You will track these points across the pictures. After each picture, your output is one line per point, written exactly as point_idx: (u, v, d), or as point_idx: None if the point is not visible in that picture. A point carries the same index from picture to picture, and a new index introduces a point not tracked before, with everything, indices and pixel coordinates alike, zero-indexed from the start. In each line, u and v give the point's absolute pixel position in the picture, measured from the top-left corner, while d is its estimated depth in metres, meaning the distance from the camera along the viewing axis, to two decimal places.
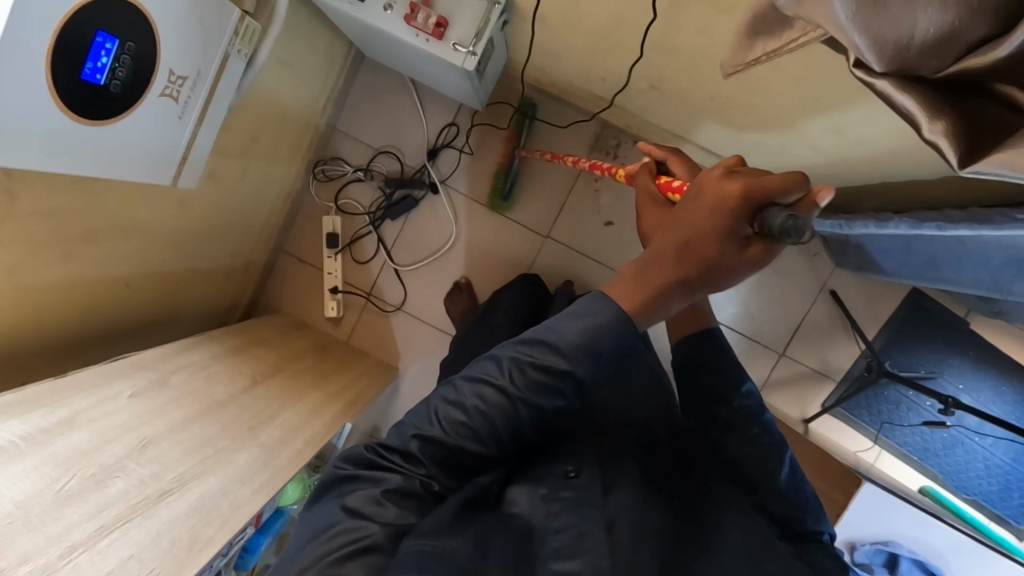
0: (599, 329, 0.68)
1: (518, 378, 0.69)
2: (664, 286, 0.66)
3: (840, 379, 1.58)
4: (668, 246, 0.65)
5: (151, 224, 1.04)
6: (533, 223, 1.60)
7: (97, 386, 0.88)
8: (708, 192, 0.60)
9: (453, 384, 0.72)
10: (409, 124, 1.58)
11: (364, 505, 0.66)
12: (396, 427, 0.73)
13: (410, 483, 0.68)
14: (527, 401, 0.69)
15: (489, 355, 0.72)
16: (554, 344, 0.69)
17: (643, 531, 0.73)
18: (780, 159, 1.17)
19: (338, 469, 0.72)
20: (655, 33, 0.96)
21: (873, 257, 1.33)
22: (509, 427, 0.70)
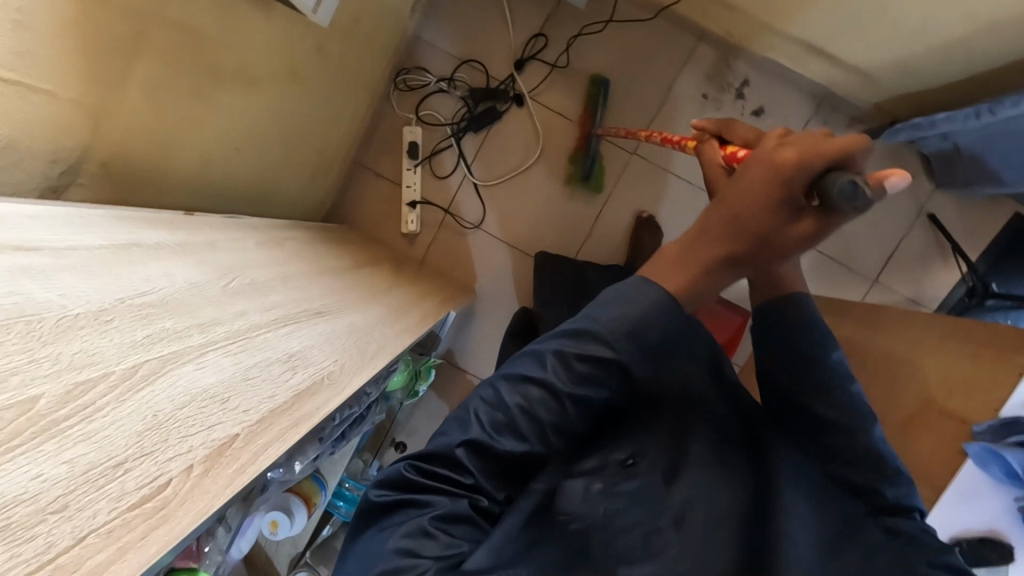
0: (641, 316, 0.68)
1: (562, 371, 0.67)
2: (711, 263, 0.68)
3: (935, 308, 1.52)
4: (718, 220, 0.66)
5: (266, 84, 1.00)
6: (619, 139, 1.55)
7: (225, 228, 0.85)
8: (764, 162, 0.62)
9: (493, 386, 0.68)
10: (495, 33, 1.53)
11: (414, 539, 0.60)
12: (433, 438, 0.68)
13: (459, 502, 0.64)
14: (573, 394, 0.67)
15: (529, 351, 0.71)
16: (598, 334, 0.68)
17: (716, 515, 0.66)
18: (910, 43, 1.11)
19: (377, 497, 0.65)
20: None
21: (992, 165, 1.27)
22: (556, 422, 0.67)
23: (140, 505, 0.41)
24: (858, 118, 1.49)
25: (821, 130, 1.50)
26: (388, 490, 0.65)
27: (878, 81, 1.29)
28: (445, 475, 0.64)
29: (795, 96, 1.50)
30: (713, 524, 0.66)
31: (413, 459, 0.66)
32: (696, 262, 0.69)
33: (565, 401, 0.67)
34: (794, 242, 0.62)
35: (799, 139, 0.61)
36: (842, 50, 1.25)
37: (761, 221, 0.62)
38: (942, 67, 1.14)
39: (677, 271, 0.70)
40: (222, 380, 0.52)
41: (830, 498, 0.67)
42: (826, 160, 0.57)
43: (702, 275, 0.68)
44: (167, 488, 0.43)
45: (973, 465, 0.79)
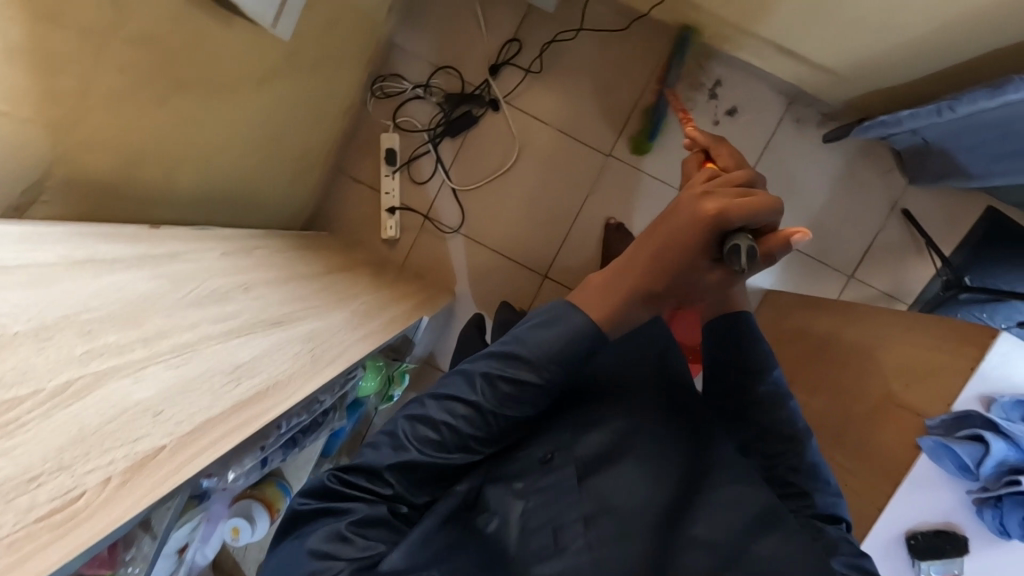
0: (560, 337, 0.74)
1: (489, 387, 0.73)
2: (629, 292, 0.76)
3: (911, 302, 1.53)
4: (650, 257, 0.75)
5: (235, 96, 1.01)
6: (594, 142, 1.56)
7: (191, 240, 0.86)
8: (687, 211, 0.73)
9: (422, 403, 0.74)
10: (470, 39, 1.54)
11: (331, 543, 0.61)
12: (361, 450, 0.71)
13: (380, 508, 0.67)
14: (497, 413, 0.73)
15: (460, 370, 0.76)
16: (524, 358, 0.73)
17: (626, 514, 0.69)
18: (874, 41, 1.12)
19: (299, 506, 0.67)
20: None
21: (960, 159, 1.28)
22: (479, 436, 0.73)
23: (48, 516, 0.42)
24: (830, 115, 1.50)
25: (794, 127, 1.52)
26: (310, 499, 0.67)
27: (846, 78, 1.30)
28: (368, 485, 0.67)
29: (768, 94, 1.51)
30: (626, 520, 0.69)
31: (336, 468, 0.69)
32: (619, 291, 0.76)
33: (491, 416, 0.73)
34: (701, 283, 0.75)
35: (719, 193, 0.72)
36: (810, 50, 1.26)
37: (676, 262, 0.74)
38: (906, 65, 1.15)
39: (601, 301, 0.76)
40: (159, 391, 0.53)
41: (736, 482, 0.72)
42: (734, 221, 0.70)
43: (626, 301, 0.76)
44: (80, 500, 0.44)
45: (927, 457, 0.79)
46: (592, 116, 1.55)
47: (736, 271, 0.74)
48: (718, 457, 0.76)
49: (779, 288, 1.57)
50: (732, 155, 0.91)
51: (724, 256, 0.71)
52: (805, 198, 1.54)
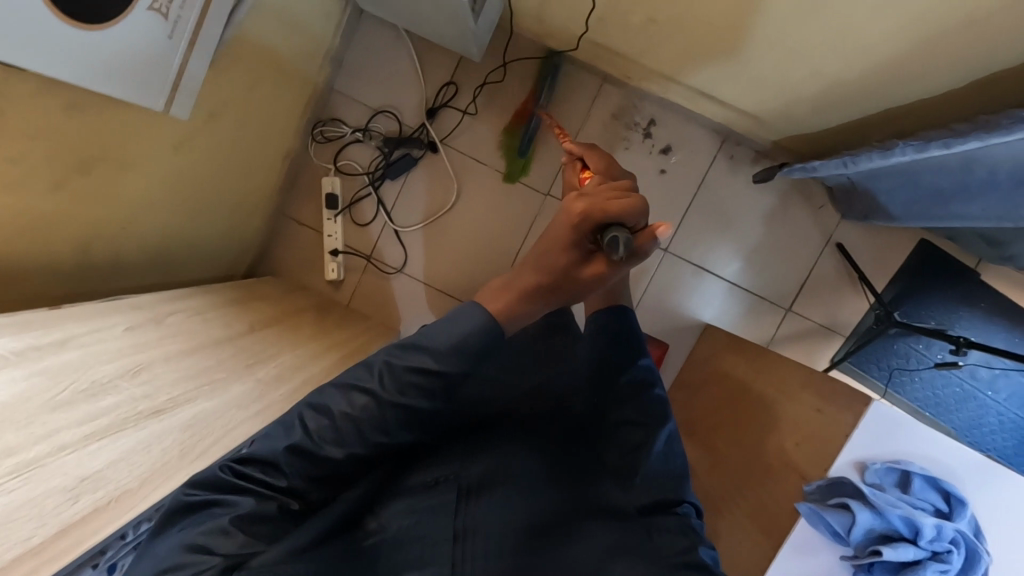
0: (454, 329, 0.74)
1: (387, 379, 0.72)
2: (523, 293, 0.77)
3: (848, 334, 1.56)
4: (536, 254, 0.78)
5: (150, 164, 1.04)
6: (532, 181, 1.58)
7: (93, 318, 0.88)
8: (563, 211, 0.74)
9: (323, 392, 0.73)
10: (407, 83, 1.56)
11: (207, 536, 0.61)
12: (255, 441, 0.71)
13: (268, 503, 0.67)
14: (393, 402, 0.72)
15: (362, 362, 0.76)
16: (428, 349, 0.73)
17: (499, 528, 0.71)
18: (782, 93, 1.14)
19: (185, 497, 0.66)
20: None
21: (880, 200, 1.29)
22: (374, 430, 0.72)
23: None
24: (762, 153, 1.52)
25: (727, 164, 1.54)
26: (197, 490, 0.66)
27: (767, 123, 1.32)
28: (260, 477, 0.68)
29: (701, 132, 1.54)
30: (497, 535, 0.70)
31: (230, 460, 0.68)
32: (512, 289, 0.78)
33: (387, 409, 0.72)
34: (585, 281, 0.76)
35: (593, 194, 0.73)
36: (729, 96, 1.28)
37: (561, 262, 0.75)
38: (816, 115, 1.17)
39: (498, 295, 0.78)
40: None
41: (603, 515, 0.74)
42: (604, 216, 0.70)
43: (518, 300, 0.77)
44: None
45: (806, 523, 0.83)
46: (528, 157, 1.57)
47: (619, 263, 0.73)
48: (601, 498, 0.77)
49: (719, 322, 1.59)
50: (600, 160, 0.89)
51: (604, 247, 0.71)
52: (741, 233, 1.56)
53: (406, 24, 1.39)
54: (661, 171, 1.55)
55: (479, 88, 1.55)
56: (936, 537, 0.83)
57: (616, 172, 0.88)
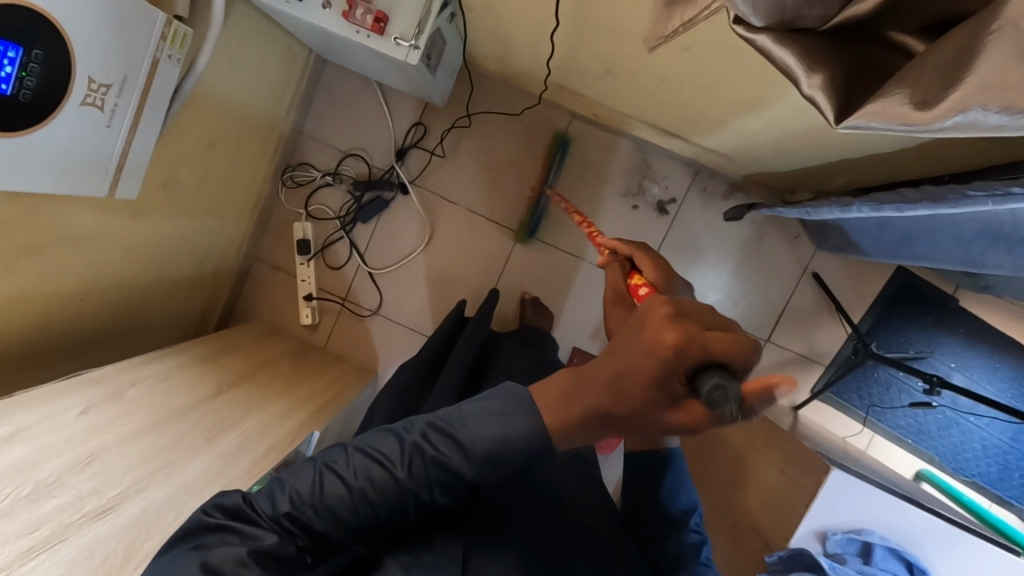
0: (490, 414, 0.66)
1: (414, 465, 0.65)
2: (586, 415, 0.59)
3: (827, 363, 1.54)
4: (601, 374, 0.57)
5: (104, 235, 1.03)
6: (505, 219, 1.57)
7: (46, 403, 0.87)
8: (646, 332, 0.53)
9: (352, 454, 0.68)
10: (375, 125, 1.56)
11: (226, 565, 0.61)
12: (280, 478, 0.69)
13: (284, 546, 0.65)
14: (416, 488, 0.66)
15: (398, 427, 0.69)
16: (461, 441, 0.65)
17: None
18: (744, 138, 1.13)
19: (207, 517, 0.65)
20: (585, 24, 0.93)
21: (850, 237, 1.28)
22: (391, 511, 0.66)
23: None
24: (735, 185, 1.51)
25: (700, 198, 1.53)
26: (221, 513, 0.65)
27: (734, 160, 1.31)
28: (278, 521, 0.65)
29: (672, 166, 1.53)
30: None
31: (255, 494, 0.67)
32: (576, 406, 0.60)
33: (408, 495, 0.66)
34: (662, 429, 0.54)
35: (691, 317, 0.52)
36: (694, 136, 1.26)
37: (636, 397, 0.53)
38: (780, 158, 1.16)
39: (556, 407, 0.62)
40: None
41: None
42: (707, 355, 0.50)
43: (580, 422, 0.60)
44: None
45: None
46: (502, 195, 1.57)
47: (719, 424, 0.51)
48: None
49: None
50: (656, 267, 0.79)
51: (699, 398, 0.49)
52: (716, 266, 1.54)
53: (369, 73, 1.38)
54: (633, 206, 1.54)
55: (448, 129, 1.54)
56: None
57: (675, 284, 0.77)
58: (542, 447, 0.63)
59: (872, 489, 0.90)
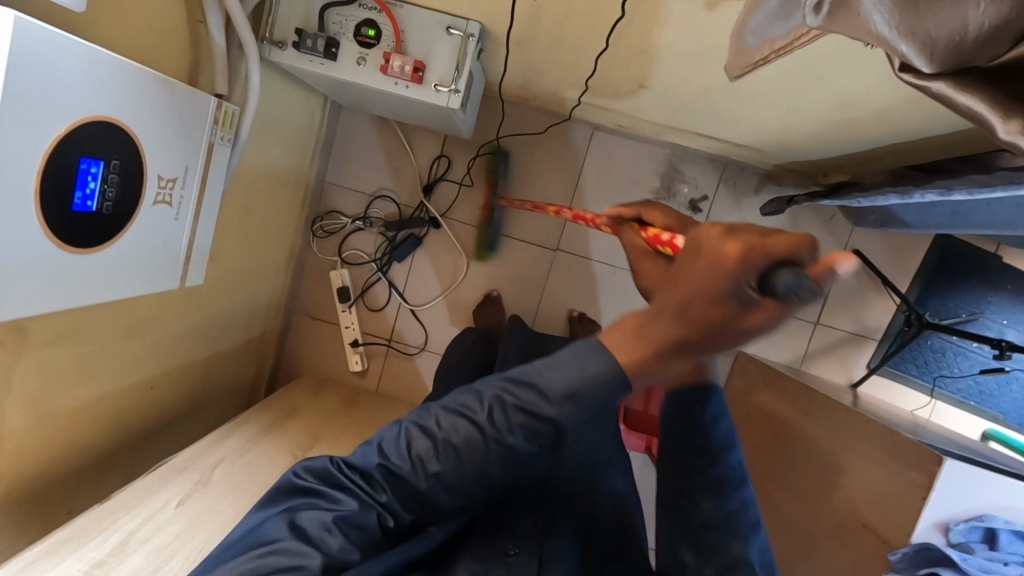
0: (565, 365, 0.60)
1: (495, 415, 0.61)
2: (656, 350, 0.55)
3: (880, 338, 1.55)
4: (663, 304, 0.53)
5: (166, 321, 1.02)
6: (540, 238, 1.57)
7: (143, 500, 0.87)
8: (703, 247, 0.49)
9: (430, 410, 0.65)
10: (398, 164, 1.56)
11: (311, 534, 0.60)
12: (369, 438, 0.67)
13: (367, 512, 0.63)
14: (498, 441, 0.61)
15: (470, 384, 0.66)
16: (542, 388, 0.61)
17: None
18: (781, 135, 1.13)
19: (297, 479, 0.64)
20: (619, 56, 0.94)
21: (895, 213, 1.28)
22: (476, 466, 0.61)
23: None
24: (765, 176, 1.51)
25: (731, 192, 1.53)
26: (308, 476, 0.64)
27: (767, 152, 1.31)
28: (365, 480, 0.64)
29: (698, 165, 1.52)
30: None
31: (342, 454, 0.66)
32: (646, 343, 0.56)
33: (489, 445, 0.61)
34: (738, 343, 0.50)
35: (742, 229, 0.49)
36: (725, 135, 1.26)
37: (702, 315, 0.49)
38: (819, 147, 1.16)
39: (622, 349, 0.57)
40: None
41: None
42: (775, 254, 0.45)
43: (654, 360, 0.55)
44: None
45: None
46: (534, 216, 1.56)
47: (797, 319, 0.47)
48: None
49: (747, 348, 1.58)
50: (667, 215, 0.67)
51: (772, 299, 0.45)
52: None
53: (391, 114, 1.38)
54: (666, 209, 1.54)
55: (473, 158, 1.54)
56: None
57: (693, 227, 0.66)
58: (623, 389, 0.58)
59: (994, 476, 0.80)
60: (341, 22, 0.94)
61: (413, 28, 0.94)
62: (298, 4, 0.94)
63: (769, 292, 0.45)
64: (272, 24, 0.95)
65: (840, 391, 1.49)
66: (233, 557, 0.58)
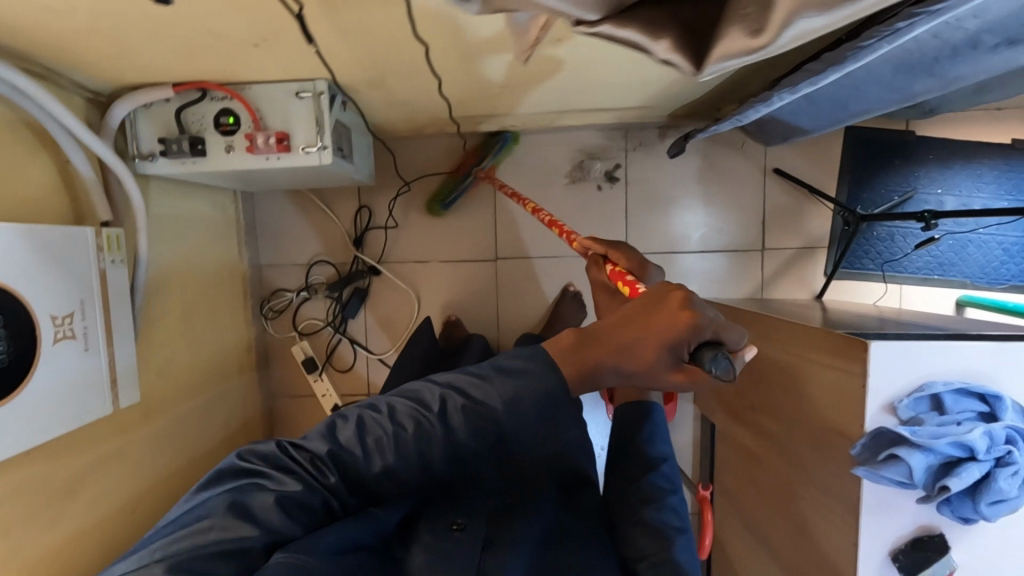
0: (510, 372, 0.75)
1: (447, 413, 0.74)
2: (599, 365, 0.71)
3: (828, 244, 1.57)
4: (614, 335, 0.68)
5: (127, 444, 1.05)
6: (478, 253, 1.60)
7: None
8: (664, 304, 0.64)
9: (388, 409, 0.76)
10: (323, 227, 1.59)
11: (254, 510, 0.67)
12: (316, 425, 0.76)
13: (311, 494, 0.71)
14: (447, 435, 0.73)
15: (422, 387, 0.78)
16: (488, 391, 0.74)
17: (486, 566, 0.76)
18: (650, 87, 1.16)
19: (241, 463, 0.72)
20: (462, 70, 0.98)
21: (790, 122, 1.30)
22: (427, 458, 0.74)
23: None
24: (667, 127, 1.54)
25: (641, 153, 1.56)
26: (253, 459, 0.72)
27: (653, 106, 1.34)
28: (312, 466, 0.72)
29: (602, 137, 1.56)
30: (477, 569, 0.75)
31: (288, 440, 0.74)
32: (590, 359, 0.72)
33: (439, 441, 0.73)
34: (658, 381, 0.66)
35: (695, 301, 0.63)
36: (606, 103, 1.30)
37: (639, 355, 0.65)
38: (691, 88, 1.19)
39: (574, 358, 0.74)
40: None
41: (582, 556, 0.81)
42: (711, 331, 0.60)
43: (596, 370, 0.71)
44: None
45: (870, 482, 0.81)
46: (466, 234, 1.59)
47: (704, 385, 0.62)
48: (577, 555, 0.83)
49: (706, 293, 1.60)
50: (628, 258, 0.94)
51: (699, 359, 0.57)
52: (687, 206, 1.58)
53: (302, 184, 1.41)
54: (587, 188, 1.57)
55: (390, 199, 1.58)
56: (992, 445, 0.75)
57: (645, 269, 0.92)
58: (558, 389, 0.73)
59: (923, 340, 0.80)
60: (198, 118, 0.98)
61: (266, 103, 0.98)
62: (154, 115, 0.98)
63: (697, 356, 0.58)
64: (136, 140, 1.00)
65: (805, 305, 1.50)
66: (173, 533, 0.64)
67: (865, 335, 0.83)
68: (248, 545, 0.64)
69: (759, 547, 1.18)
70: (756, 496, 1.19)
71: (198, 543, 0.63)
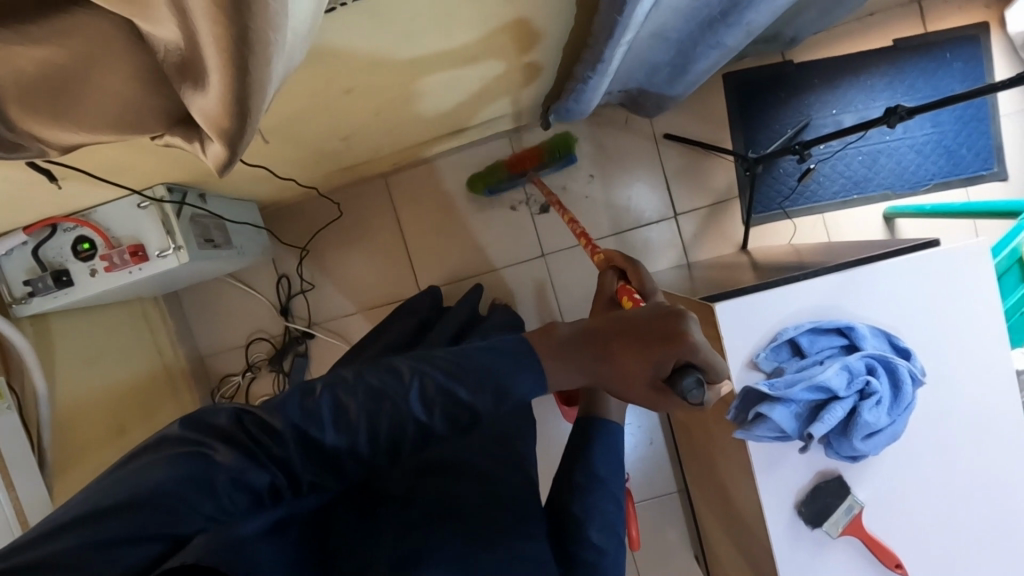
0: (507, 348, 0.66)
1: (421, 391, 0.63)
2: (576, 363, 0.64)
3: (738, 193, 1.54)
4: (597, 340, 0.63)
5: None
6: (402, 292, 1.61)
7: None
8: (657, 316, 0.61)
9: (349, 394, 0.64)
10: (250, 307, 1.63)
11: (183, 483, 0.53)
12: (273, 399, 0.64)
13: (257, 469, 0.58)
14: (418, 416, 0.62)
15: (392, 368, 0.66)
16: (465, 365, 0.64)
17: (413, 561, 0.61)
18: (490, 100, 1.17)
19: (178, 433, 0.60)
20: (284, 142, 1.00)
21: (653, 91, 1.29)
22: (392, 440, 0.62)
23: None
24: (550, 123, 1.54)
25: None
26: (192, 431, 0.61)
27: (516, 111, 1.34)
28: (262, 441, 0.60)
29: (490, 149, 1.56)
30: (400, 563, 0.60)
31: (241, 411, 0.63)
32: (569, 356, 0.64)
33: (405, 423, 0.61)
34: (631, 391, 0.62)
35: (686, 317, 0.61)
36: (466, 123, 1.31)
37: (621, 360, 0.61)
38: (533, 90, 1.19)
39: (555, 352, 0.64)
40: None
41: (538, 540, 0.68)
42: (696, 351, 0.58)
43: (576, 367, 0.64)
44: None
45: (755, 443, 0.79)
46: (385, 276, 1.61)
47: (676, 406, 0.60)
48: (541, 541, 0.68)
49: None
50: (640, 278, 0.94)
51: (676, 376, 0.56)
52: (589, 193, 1.57)
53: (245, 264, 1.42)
54: (501, 207, 1.58)
55: (304, 263, 1.61)
56: (850, 380, 0.74)
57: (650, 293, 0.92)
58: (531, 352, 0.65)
59: (760, 292, 0.79)
60: (57, 251, 1.02)
61: (113, 222, 1.01)
62: (17, 259, 1.03)
63: (676, 376, 0.57)
64: (8, 285, 1.04)
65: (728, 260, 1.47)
66: (85, 506, 0.51)
67: (712, 297, 0.81)
68: (178, 528, 0.52)
69: (713, 517, 1.16)
70: (698, 469, 1.18)
71: (114, 525, 0.50)
